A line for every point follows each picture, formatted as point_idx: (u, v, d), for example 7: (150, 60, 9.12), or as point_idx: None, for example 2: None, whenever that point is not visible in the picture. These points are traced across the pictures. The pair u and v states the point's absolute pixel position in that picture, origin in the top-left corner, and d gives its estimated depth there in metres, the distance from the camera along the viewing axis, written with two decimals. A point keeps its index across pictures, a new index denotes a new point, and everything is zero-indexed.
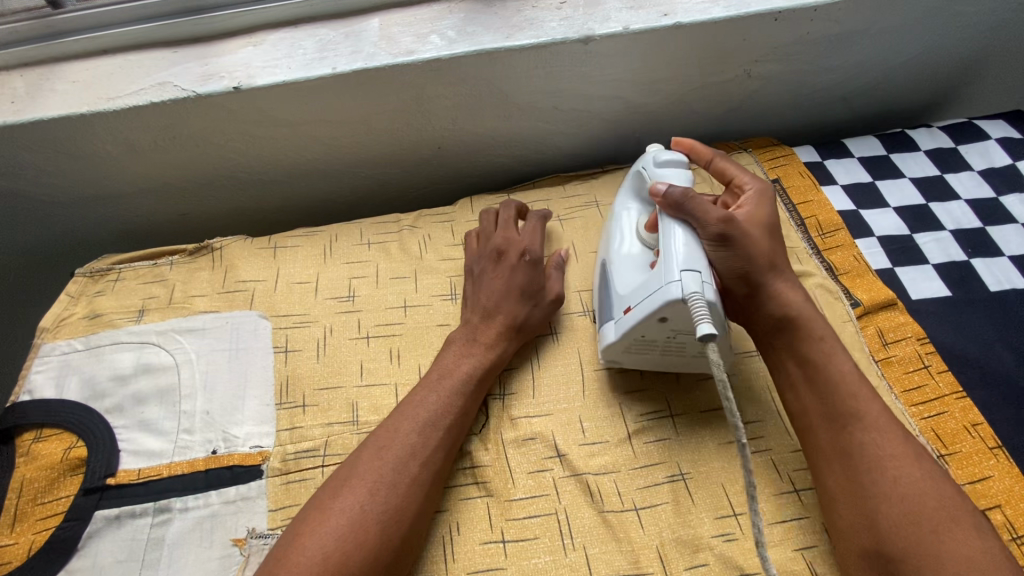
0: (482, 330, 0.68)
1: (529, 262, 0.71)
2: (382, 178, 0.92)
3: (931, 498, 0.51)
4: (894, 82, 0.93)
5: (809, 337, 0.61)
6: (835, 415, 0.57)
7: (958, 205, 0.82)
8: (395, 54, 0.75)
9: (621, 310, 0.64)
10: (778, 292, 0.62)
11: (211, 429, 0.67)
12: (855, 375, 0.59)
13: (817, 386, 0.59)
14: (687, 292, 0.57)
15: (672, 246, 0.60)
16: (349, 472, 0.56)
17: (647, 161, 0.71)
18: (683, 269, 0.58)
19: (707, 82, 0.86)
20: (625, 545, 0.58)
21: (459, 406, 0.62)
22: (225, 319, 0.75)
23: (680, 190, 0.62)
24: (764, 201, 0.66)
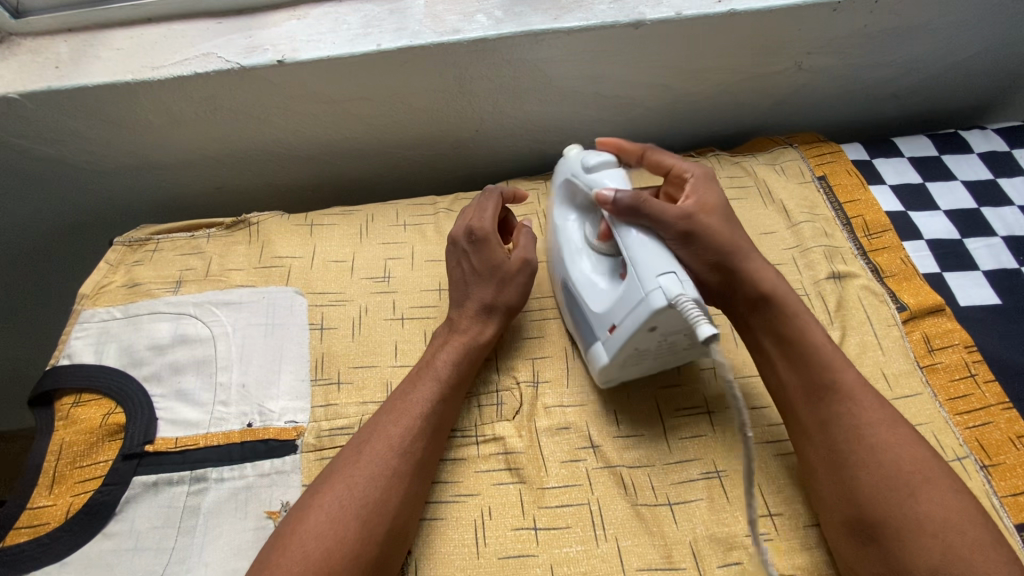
0: (456, 321, 0.67)
1: (476, 240, 0.68)
2: (418, 159, 0.91)
3: (906, 462, 0.52)
4: (949, 81, 0.90)
5: (786, 315, 0.60)
6: (814, 387, 0.57)
7: (1012, 210, 0.79)
8: (440, 32, 0.74)
9: (608, 328, 0.61)
10: (750, 272, 0.61)
11: (246, 402, 0.67)
12: (834, 348, 0.59)
13: (792, 360, 0.59)
14: (671, 296, 0.53)
15: (642, 255, 0.57)
16: (370, 433, 0.58)
17: (576, 168, 0.68)
18: (659, 274, 0.55)
19: (756, 73, 0.84)
20: (658, 539, 0.58)
21: (438, 393, 0.61)
22: (262, 294, 0.75)
23: (628, 195, 0.58)
24: (710, 184, 0.66)
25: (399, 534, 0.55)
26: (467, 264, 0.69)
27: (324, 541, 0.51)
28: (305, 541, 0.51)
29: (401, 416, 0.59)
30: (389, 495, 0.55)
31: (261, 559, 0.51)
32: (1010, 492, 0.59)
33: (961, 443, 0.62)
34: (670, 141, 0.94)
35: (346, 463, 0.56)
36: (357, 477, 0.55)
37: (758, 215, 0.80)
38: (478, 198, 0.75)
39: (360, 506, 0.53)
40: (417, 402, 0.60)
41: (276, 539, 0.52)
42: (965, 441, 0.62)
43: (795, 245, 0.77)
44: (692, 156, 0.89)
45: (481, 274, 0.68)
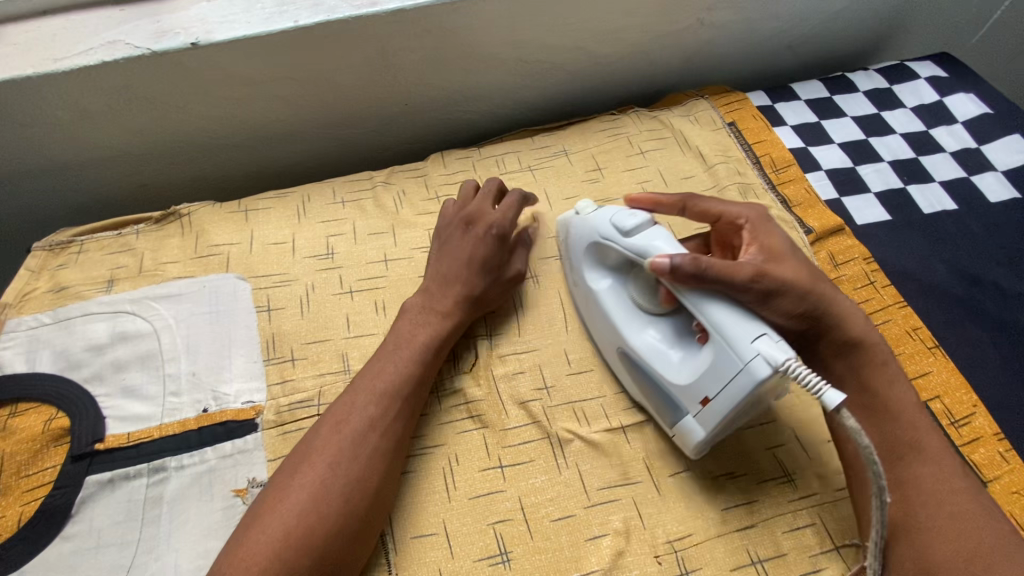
0: (437, 301, 0.68)
1: (495, 235, 0.70)
2: (350, 138, 0.91)
3: (982, 537, 0.53)
4: (834, 28, 0.99)
5: (874, 363, 0.60)
6: (895, 446, 0.57)
7: (895, 138, 0.89)
8: (358, 5, 0.74)
9: (698, 401, 0.58)
10: (842, 319, 0.60)
11: (199, 390, 0.67)
12: (914, 406, 0.59)
13: (873, 416, 0.59)
14: (778, 364, 0.52)
15: (727, 321, 0.55)
16: (347, 412, 0.58)
17: (611, 231, 0.64)
18: (753, 338, 0.53)
19: (664, 30, 0.89)
20: (615, 459, 0.63)
21: (415, 375, 0.62)
22: (202, 283, 0.74)
23: (689, 261, 0.56)
24: (770, 228, 0.64)
25: (379, 504, 0.56)
26: (472, 249, 0.70)
27: (306, 518, 0.52)
28: (287, 518, 0.51)
29: (378, 397, 0.59)
30: (370, 473, 0.56)
31: (247, 521, 0.53)
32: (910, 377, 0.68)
33: None
34: (594, 102, 0.98)
35: (323, 442, 0.56)
36: (340, 456, 0.55)
37: (679, 163, 0.86)
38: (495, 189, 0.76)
39: (343, 485, 0.54)
40: (394, 384, 0.60)
41: (254, 513, 0.53)
42: None
43: (713, 187, 0.83)
44: (614, 114, 0.93)
45: (478, 265, 0.69)
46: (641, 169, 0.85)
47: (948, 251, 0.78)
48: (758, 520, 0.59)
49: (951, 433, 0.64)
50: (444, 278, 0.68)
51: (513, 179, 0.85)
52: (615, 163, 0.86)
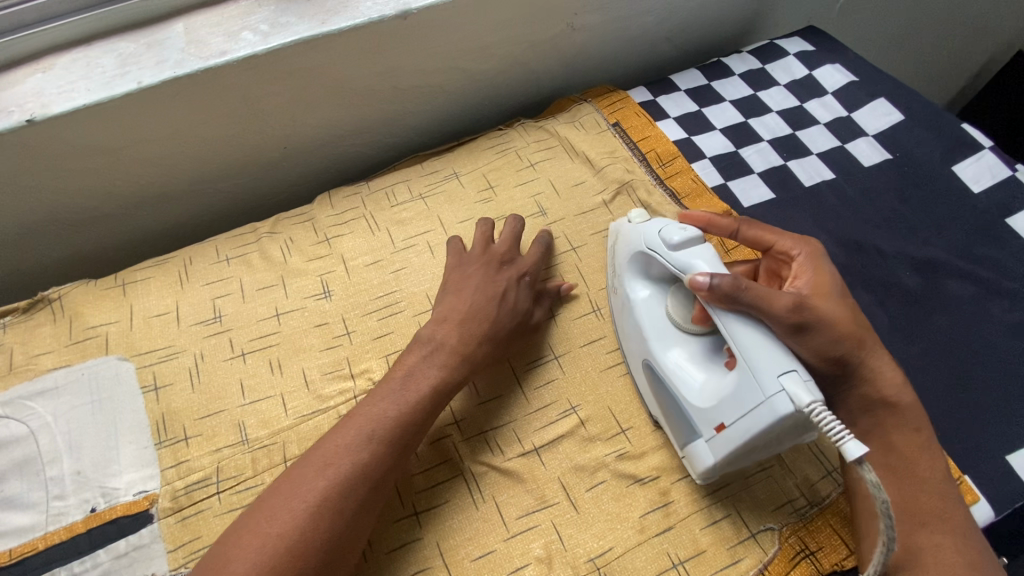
0: (466, 341, 0.64)
1: (524, 278, 0.71)
2: (234, 189, 0.88)
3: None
4: (704, 16, 1.01)
5: (904, 426, 0.59)
6: (921, 513, 0.55)
7: (772, 117, 0.92)
8: (205, 57, 0.71)
9: (714, 427, 0.56)
10: (874, 376, 0.59)
11: (86, 488, 0.62)
12: (941, 476, 0.57)
13: (897, 475, 0.57)
14: (800, 404, 0.49)
15: (753, 347, 0.52)
16: (337, 454, 0.54)
17: (657, 243, 0.63)
18: (780, 372, 0.51)
19: (536, 40, 0.89)
20: (530, 484, 0.62)
21: (416, 421, 0.58)
22: (80, 371, 0.69)
23: (730, 280, 0.54)
24: (820, 268, 0.62)
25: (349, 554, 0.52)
26: (503, 289, 0.68)
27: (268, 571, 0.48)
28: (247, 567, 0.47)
29: (370, 443, 0.55)
30: (351, 528, 0.52)
31: (237, 530, 0.50)
32: None
33: None
34: (482, 118, 0.97)
35: (306, 486, 0.52)
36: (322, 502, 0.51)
37: (569, 171, 0.86)
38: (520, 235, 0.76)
39: (320, 538, 0.50)
40: (388, 431, 0.56)
41: (215, 558, 0.49)
42: None
43: (603, 190, 0.84)
44: (501, 129, 0.93)
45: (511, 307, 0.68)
46: (532, 181, 0.85)
47: (831, 221, 0.80)
48: (675, 521, 0.59)
49: None
50: (476, 313, 0.65)
51: (405, 210, 0.83)
52: (506, 180, 0.86)
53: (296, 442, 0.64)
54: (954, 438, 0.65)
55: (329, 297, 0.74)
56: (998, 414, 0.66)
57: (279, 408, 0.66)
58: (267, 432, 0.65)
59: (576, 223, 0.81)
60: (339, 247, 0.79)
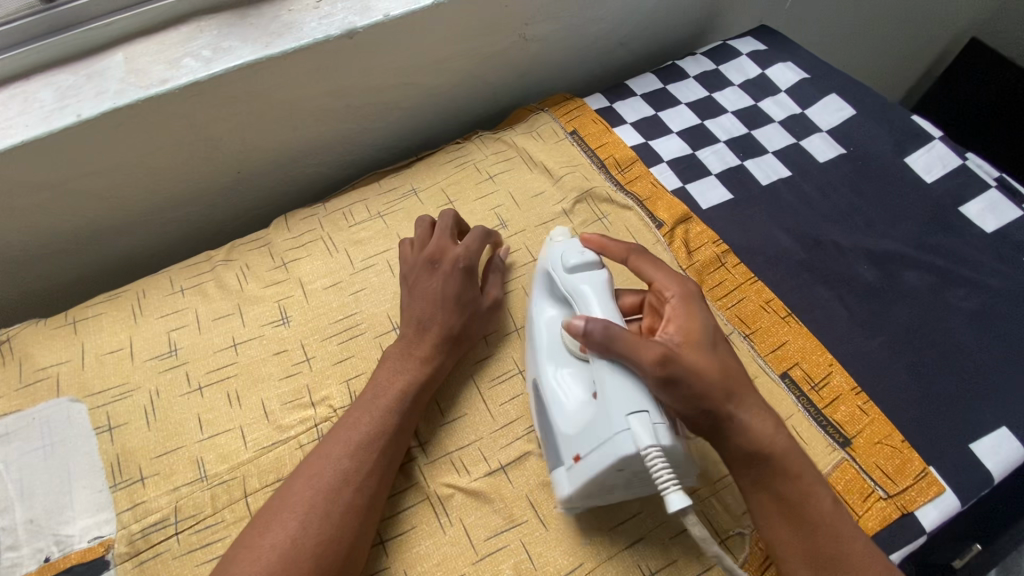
0: (416, 344, 0.66)
1: (463, 270, 0.70)
2: (189, 217, 0.86)
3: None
4: (656, 20, 1.02)
5: (785, 476, 0.53)
6: (822, 559, 0.52)
7: (728, 117, 0.92)
8: (146, 86, 0.69)
9: (573, 457, 0.56)
10: (745, 428, 0.53)
11: (39, 537, 0.60)
12: (834, 514, 0.53)
13: (794, 521, 0.53)
14: (641, 446, 0.50)
15: (613, 386, 0.53)
16: (323, 464, 0.57)
17: (557, 263, 0.64)
18: (630, 412, 0.51)
19: (488, 52, 0.88)
20: (498, 504, 0.61)
21: (392, 425, 0.61)
22: (30, 416, 0.66)
23: (599, 325, 0.54)
24: (695, 308, 0.56)
25: (350, 562, 0.54)
26: (442, 286, 0.69)
27: None
28: None
29: (351, 449, 0.58)
30: (341, 531, 0.54)
31: (239, 546, 0.53)
32: (770, 349, 0.71)
33: (726, 322, 0.73)
34: (441, 132, 0.97)
35: (295, 497, 0.55)
36: (313, 511, 0.54)
37: (528, 182, 0.86)
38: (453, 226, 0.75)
39: (315, 543, 0.53)
40: (370, 435, 0.60)
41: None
42: (729, 320, 0.73)
43: (562, 199, 0.83)
44: (459, 143, 0.92)
45: (453, 303, 0.68)
46: (491, 194, 0.85)
47: (789, 218, 0.81)
48: (645, 532, 0.59)
49: (813, 398, 0.67)
50: (416, 318, 0.67)
51: (364, 230, 0.82)
52: (465, 194, 0.85)
53: (257, 476, 0.63)
54: (917, 428, 0.66)
55: (288, 323, 0.73)
56: (960, 402, 0.67)
57: (239, 441, 0.65)
58: (226, 467, 0.63)
59: (537, 234, 0.81)
60: (297, 271, 0.77)
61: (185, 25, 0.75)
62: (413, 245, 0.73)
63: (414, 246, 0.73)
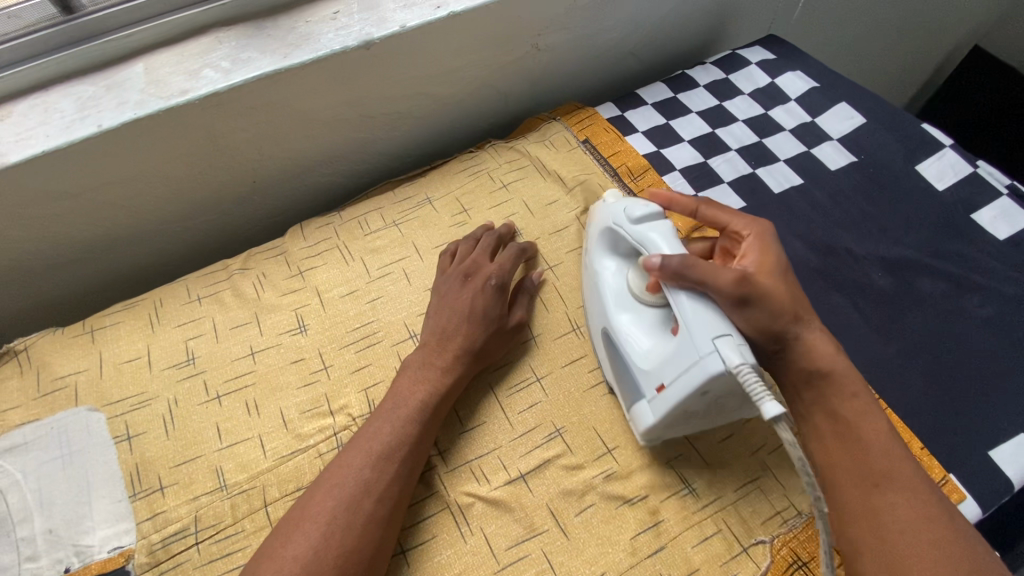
0: (441, 355, 0.67)
1: (496, 286, 0.71)
2: (204, 226, 0.87)
3: (963, 564, 0.49)
4: (666, 30, 1.03)
5: (841, 393, 0.60)
6: (867, 473, 0.55)
7: (738, 125, 0.93)
8: (166, 97, 0.70)
9: (655, 388, 0.59)
10: (808, 348, 0.60)
11: (58, 547, 0.59)
12: (888, 437, 0.57)
13: (846, 441, 0.58)
14: (731, 365, 0.51)
15: (697, 314, 0.55)
16: (344, 474, 0.57)
17: (619, 218, 0.66)
18: (715, 336, 0.53)
19: (502, 62, 0.89)
20: (519, 513, 0.61)
21: (414, 435, 0.61)
22: (49, 425, 0.66)
23: (677, 257, 0.56)
24: (766, 246, 0.64)
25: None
26: (472, 301, 0.70)
27: None
28: None
29: (372, 460, 0.58)
30: (362, 542, 0.54)
31: (259, 558, 0.53)
32: None
33: None
34: (453, 141, 0.98)
35: (316, 508, 0.55)
36: (334, 522, 0.54)
37: (541, 191, 0.87)
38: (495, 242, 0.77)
39: (336, 556, 0.53)
40: (390, 446, 0.60)
41: None
42: None
43: (576, 208, 0.84)
44: (472, 151, 0.93)
45: (482, 316, 0.69)
46: (505, 203, 0.85)
47: (803, 226, 0.82)
48: (667, 540, 0.59)
49: None
50: (444, 331, 0.68)
51: (379, 238, 0.82)
52: (480, 202, 0.86)
53: (276, 485, 0.63)
54: (934, 435, 0.66)
55: (305, 331, 0.73)
56: (977, 408, 0.67)
57: (258, 450, 0.65)
58: (246, 476, 0.63)
59: (552, 241, 0.82)
60: (313, 280, 0.78)
61: (203, 36, 0.76)
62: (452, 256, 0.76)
63: (452, 258, 0.76)
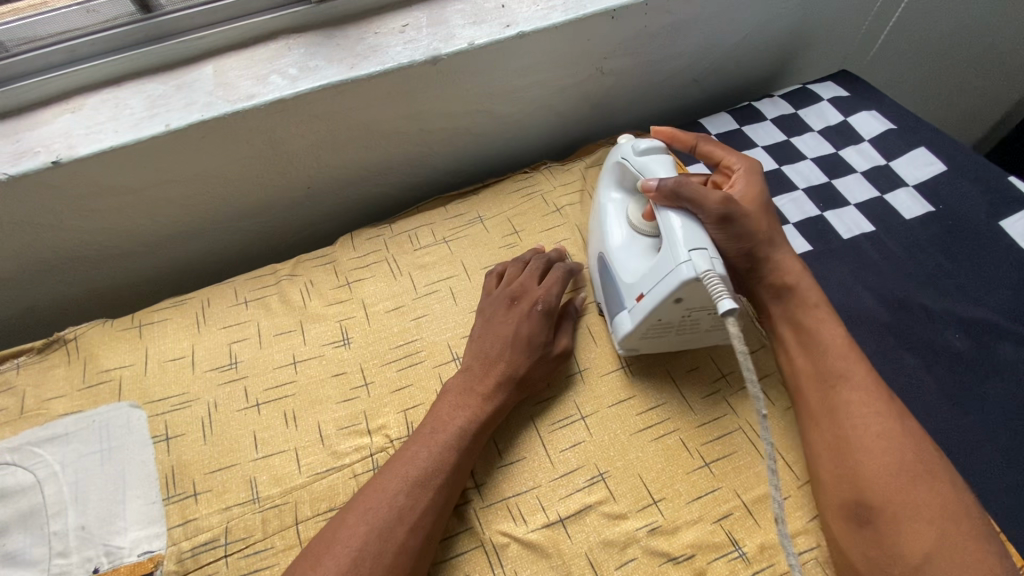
0: (483, 380, 0.64)
1: (542, 312, 0.68)
2: (256, 228, 0.87)
3: (907, 453, 0.56)
4: (735, 60, 1.00)
5: (805, 305, 0.66)
6: (827, 375, 0.61)
7: (806, 164, 0.89)
8: (234, 100, 0.70)
9: (635, 298, 0.64)
10: (775, 264, 0.67)
11: (89, 545, 0.59)
12: (846, 344, 0.63)
13: (806, 347, 0.64)
14: (699, 271, 0.56)
15: (676, 231, 0.60)
16: (378, 498, 0.55)
17: (627, 151, 0.72)
18: (691, 249, 0.58)
19: (565, 83, 0.87)
20: (556, 560, 0.58)
21: (451, 464, 0.58)
22: (91, 417, 0.67)
23: (673, 179, 0.62)
24: (752, 178, 0.71)
25: None
26: (516, 326, 0.67)
27: None
28: None
29: (407, 485, 0.56)
30: (393, 573, 0.52)
31: None
32: None
33: None
34: (508, 159, 0.96)
35: (348, 531, 0.53)
36: (364, 549, 0.52)
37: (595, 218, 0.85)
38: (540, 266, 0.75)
39: None
40: (426, 472, 0.57)
41: None
42: None
43: None
44: (527, 172, 0.92)
45: (525, 343, 0.66)
46: (557, 227, 0.83)
47: (873, 277, 0.77)
48: None
49: None
50: (486, 356, 0.66)
51: (428, 254, 0.81)
52: (531, 224, 0.84)
53: (309, 503, 0.61)
54: (1013, 519, 0.60)
55: (348, 344, 0.72)
56: None
57: (293, 464, 0.63)
58: (279, 490, 0.62)
59: None
60: (360, 292, 0.77)
61: (274, 41, 0.76)
62: (498, 278, 0.74)
63: (498, 279, 0.74)
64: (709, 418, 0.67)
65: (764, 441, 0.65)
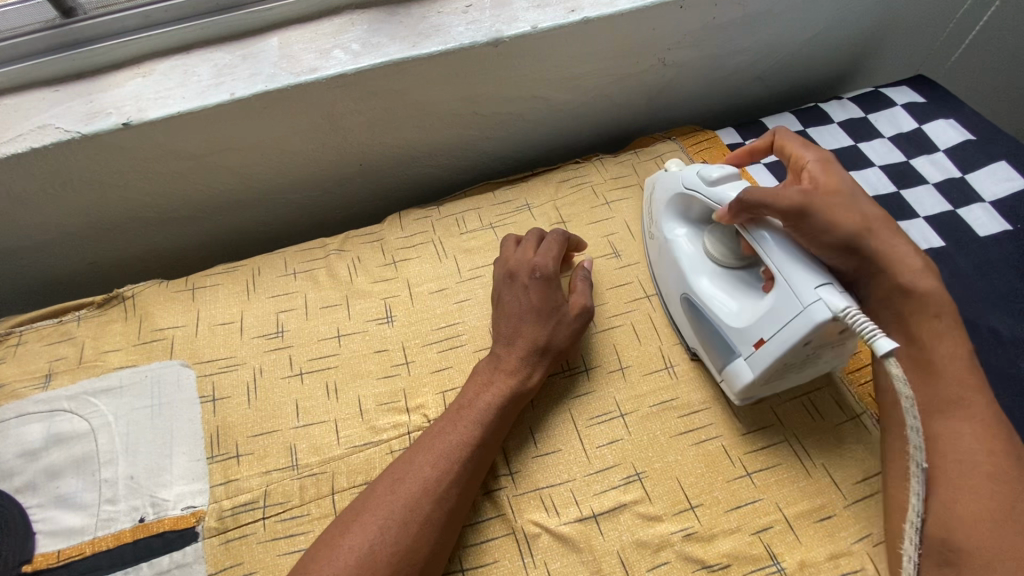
0: (505, 359, 0.64)
1: (541, 280, 0.67)
2: (309, 201, 0.88)
3: (1015, 499, 0.52)
4: (804, 57, 0.95)
5: (923, 311, 0.60)
6: (941, 400, 0.57)
7: (874, 171, 0.85)
8: (297, 73, 0.71)
9: (753, 344, 0.59)
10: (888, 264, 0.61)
11: (137, 495, 0.61)
12: (966, 366, 0.57)
13: (920, 368, 0.59)
14: (837, 310, 0.53)
15: (787, 263, 0.57)
16: (406, 470, 0.56)
17: (694, 182, 0.68)
18: (816, 285, 0.55)
19: (625, 73, 0.85)
20: (587, 555, 0.57)
21: (476, 438, 0.58)
22: (144, 373, 0.69)
23: (755, 193, 0.59)
24: (830, 169, 0.65)
25: None
26: (522, 301, 0.67)
27: None
28: None
29: (434, 457, 0.56)
30: (418, 545, 0.52)
31: (319, 545, 0.52)
32: None
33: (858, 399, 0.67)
34: (560, 149, 0.95)
35: (377, 501, 0.54)
36: (391, 519, 0.52)
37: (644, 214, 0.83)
38: (537, 238, 0.73)
39: (391, 555, 0.50)
40: (455, 447, 0.57)
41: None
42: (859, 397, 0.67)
43: None
44: (578, 162, 0.90)
45: (535, 315, 0.65)
46: (605, 220, 0.82)
47: None
48: None
49: None
50: (497, 335, 0.66)
51: (475, 238, 0.81)
52: (579, 216, 0.83)
53: (345, 474, 0.62)
54: None
55: (391, 322, 0.73)
56: None
57: (332, 435, 0.64)
58: (318, 459, 0.63)
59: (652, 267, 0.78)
60: (405, 272, 0.77)
61: (338, 16, 0.77)
62: (498, 260, 0.73)
63: (497, 261, 0.73)
64: (754, 427, 0.65)
65: (810, 456, 0.63)
